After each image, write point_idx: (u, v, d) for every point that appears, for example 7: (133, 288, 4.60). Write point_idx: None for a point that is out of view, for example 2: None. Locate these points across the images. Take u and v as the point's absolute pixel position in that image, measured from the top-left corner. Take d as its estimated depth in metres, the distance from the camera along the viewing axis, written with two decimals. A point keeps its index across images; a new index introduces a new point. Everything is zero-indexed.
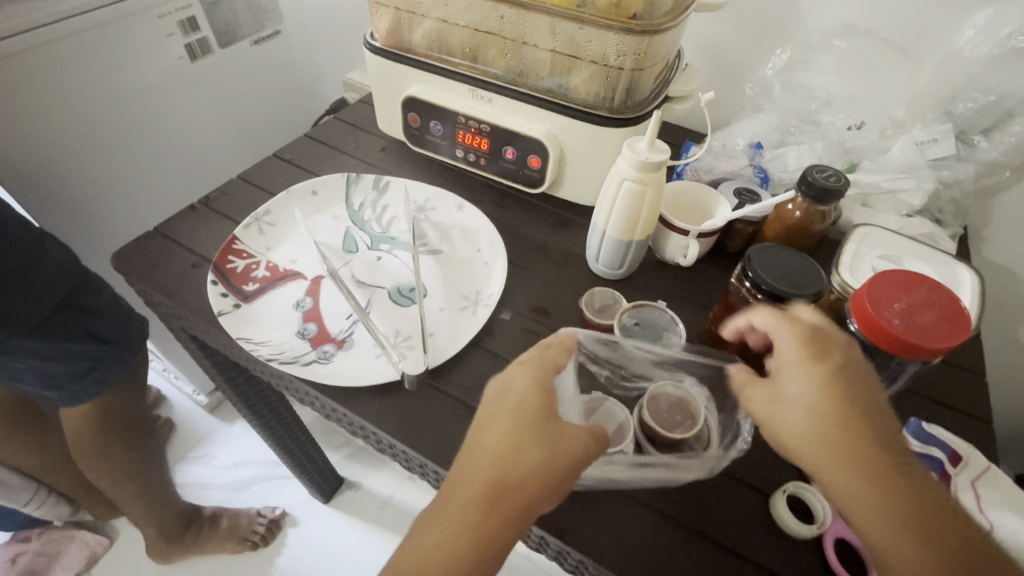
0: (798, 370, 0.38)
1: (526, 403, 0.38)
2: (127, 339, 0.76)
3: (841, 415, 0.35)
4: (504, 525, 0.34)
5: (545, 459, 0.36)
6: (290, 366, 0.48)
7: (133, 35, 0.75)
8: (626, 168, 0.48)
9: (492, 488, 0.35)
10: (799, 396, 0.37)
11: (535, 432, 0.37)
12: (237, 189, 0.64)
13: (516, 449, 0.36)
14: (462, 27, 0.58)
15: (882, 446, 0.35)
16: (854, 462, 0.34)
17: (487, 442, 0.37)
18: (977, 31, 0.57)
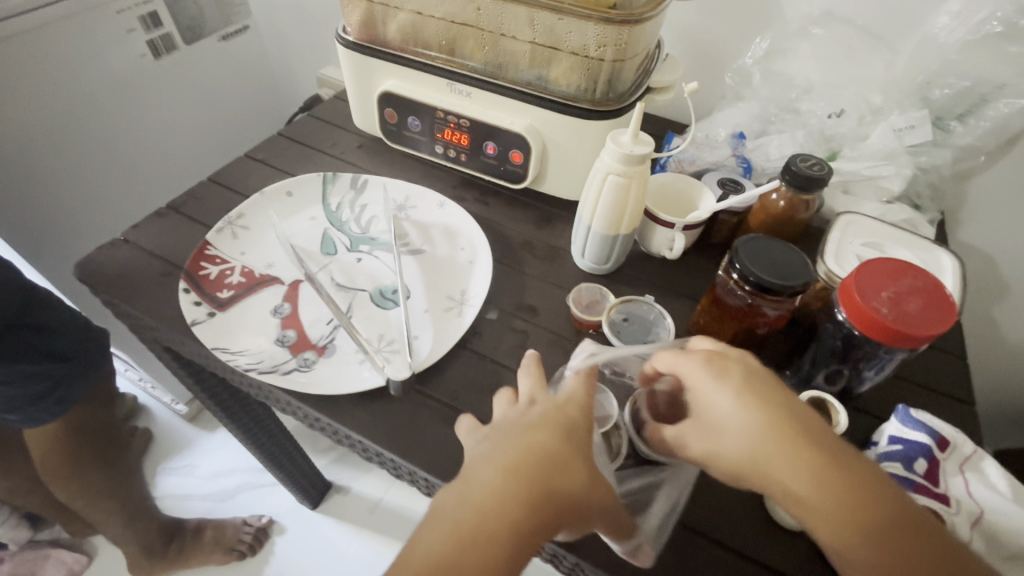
0: (702, 380, 0.37)
1: (540, 452, 0.35)
2: (87, 353, 0.73)
3: (765, 419, 0.35)
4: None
5: (529, 512, 0.32)
6: (270, 375, 0.46)
7: (91, 32, 0.72)
8: (610, 162, 0.48)
9: (484, 538, 0.31)
10: (719, 405, 0.36)
11: (527, 483, 0.33)
12: (208, 192, 0.62)
13: (519, 506, 0.32)
14: (438, 18, 0.56)
15: (810, 436, 0.34)
16: (786, 466, 0.34)
17: (470, 495, 0.33)
18: (951, 17, 0.57)
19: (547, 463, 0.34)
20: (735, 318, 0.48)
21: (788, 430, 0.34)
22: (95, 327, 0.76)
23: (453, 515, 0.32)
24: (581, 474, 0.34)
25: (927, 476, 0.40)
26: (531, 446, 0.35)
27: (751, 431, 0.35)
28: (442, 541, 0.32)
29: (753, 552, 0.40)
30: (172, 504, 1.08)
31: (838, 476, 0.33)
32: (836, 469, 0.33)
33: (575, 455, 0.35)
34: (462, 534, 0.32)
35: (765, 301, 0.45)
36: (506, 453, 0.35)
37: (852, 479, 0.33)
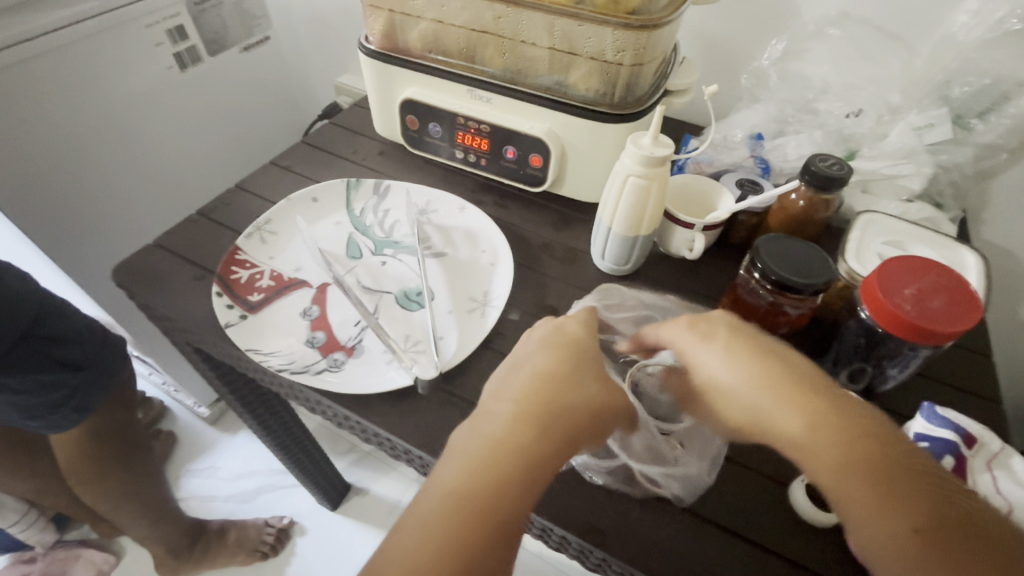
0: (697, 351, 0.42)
1: (547, 372, 0.36)
2: (103, 362, 0.76)
3: (757, 375, 0.39)
4: (499, 488, 0.31)
5: (546, 423, 0.34)
6: (301, 375, 0.47)
7: (121, 45, 0.74)
8: (630, 163, 0.48)
9: (505, 449, 0.32)
10: (720, 371, 0.40)
11: (539, 404, 0.34)
12: (236, 199, 0.64)
13: (534, 421, 0.34)
14: (458, 27, 0.57)
15: (808, 389, 0.37)
16: (782, 416, 0.37)
17: (485, 420, 0.34)
18: (970, 15, 0.57)
19: (558, 382, 0.36)
20: (756, 317, 0.49)
21: (782, 383, 0.38)
22: (111, 333, 0.79)
23: (470, 440, 0.33)
24: (592, 387, 0.36)
25: (955, 473, 0.40)
26: (541, 370, 0.37)
27: (746, 387, 0.39)
28: (465, 464, 0.32)
29: (781, 549, 0.40)
30: (195, 505, 1.10)
31: (835, 420, 0.35)
32: (832, 417, 0.36)
33: (582, 369, 0.37)
34: (485, 454, 0.32)
35: (786, 299, 0.45)
36: (521, 378, 0.37)
37: (848, 423, 0.35)
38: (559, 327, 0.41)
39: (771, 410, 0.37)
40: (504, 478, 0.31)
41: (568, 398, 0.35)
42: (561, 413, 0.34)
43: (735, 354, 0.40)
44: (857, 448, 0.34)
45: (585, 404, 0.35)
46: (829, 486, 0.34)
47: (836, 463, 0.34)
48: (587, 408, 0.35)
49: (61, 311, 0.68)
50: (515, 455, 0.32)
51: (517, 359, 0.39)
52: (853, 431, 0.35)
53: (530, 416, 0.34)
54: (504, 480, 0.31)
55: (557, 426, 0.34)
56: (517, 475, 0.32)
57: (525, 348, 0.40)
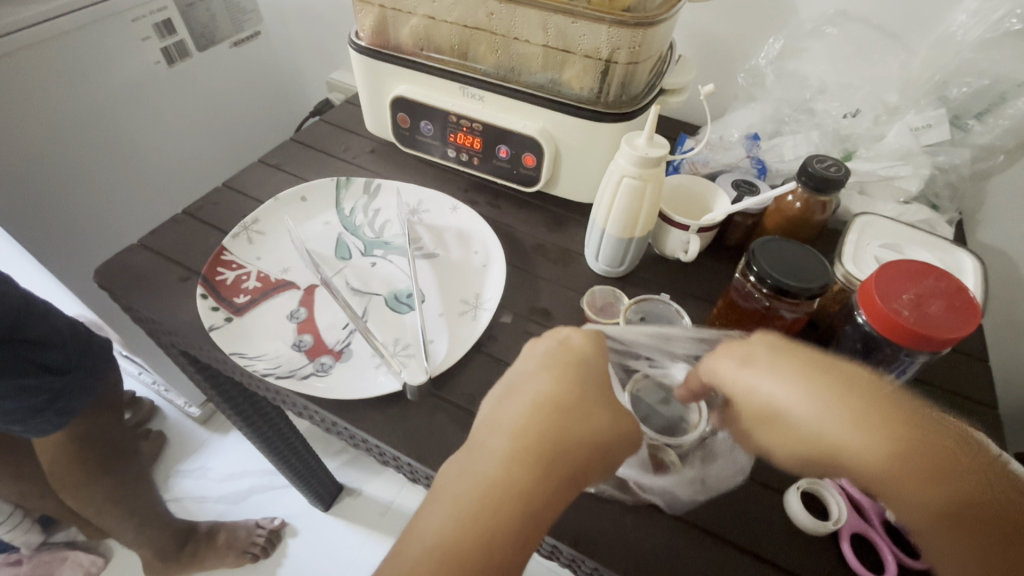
0: (753, 375, 0.36)
1: (548, 401, 0.35)
2: (86, 365, 0.74)
3: (830, 404, 0.34)
4: (499, 535, 0.31)
5: (547, 463, 0.33)
6: (287, 380, 0.46)
7: (106, 40, 0.72)
8: (625, 165, 0.47)
9: (501, 494, 0.32)
10: (789, 398, 0.35)
11: (539, 441, 0.33)
12: (223, 198, 0.62)
13: (534, 459, 0.33)
14: (450, 23, 0.56)
15: (891, 416, 0.33)
16: (868, 453, 0.32)
17: (481, 458, 0.33)
18: (969, 15, 0.56)
19: (561, 413, 0.34)
20: (751, 320, 0.48)
21: (859, 413, 0.33)
22: (97, 335, 0.77)
23: (462, 487, 0.32)
24: (598, 417, 0.35)
25: None
26: (543, 398, 0.35)
27: (817, 421, 0.34)
28: (458, 515, 0.31)
29: (776, 559, 0.40)
30: (185, 506, 1.09)
31: (923, 457, 0.31)
32: (922, 456, 0.31)
33: (587, 400, 0.35)
34: (482, 505, 0.31)
35: (782, 303, 0.44)
36: (524, 407, 0.35)
37: (939, 459, 0.31)
38: (564, 343, 0.38)
39: (848, 447, 0.33)
40: (503, 533, 0.31)
41: (571, 435, 0.33)
42: (563, 453, 0.33)
43: (790, 371, 0.35)
44: (954, 490, 0.30)
45: (590, 441, 0.34)
46: (927, 511, 0.31)
47: (931, 509, 0.31)
48: (592, 444, 0.34)
49: (42, 313, 0.67)
50: (515, 504, 0.31)
51: (519, 381, 0.37)
52: (948, 471, 0.31)
53: (530, 460, 0.33)
54: (502, 535, 0.31)
55: (559, 468, 0.33)
56: (515, 530, 0.31)
57: (526, 367, 0.38)
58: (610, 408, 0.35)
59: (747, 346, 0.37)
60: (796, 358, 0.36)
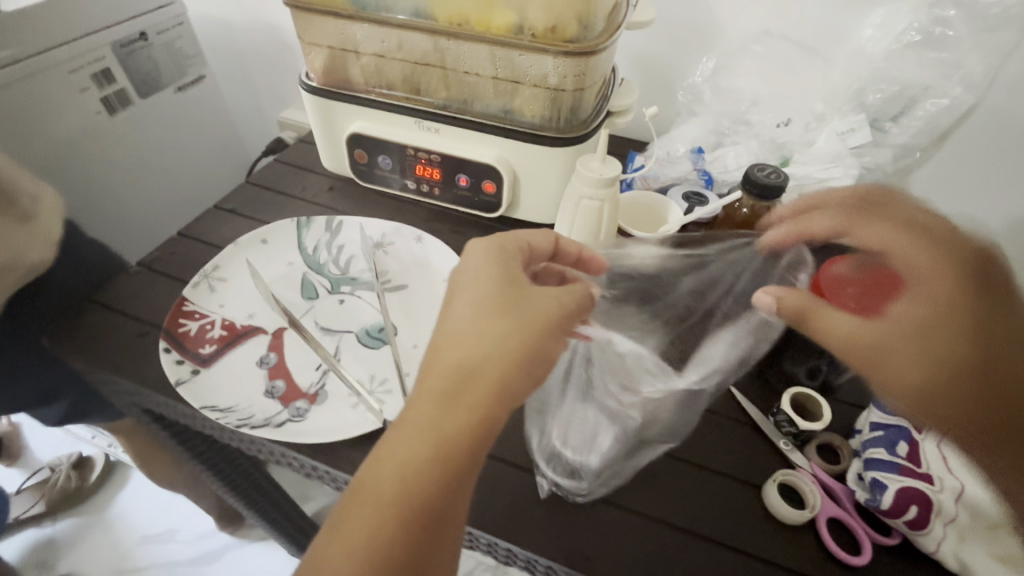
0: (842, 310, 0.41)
1: (453, 335, 0.36)
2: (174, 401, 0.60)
3: (928, 274, 0.40)
4: (435, 475, 0.32)
5: (456, 392, 0.34)
6: (262, 430, 0.45)
7: (42, 94, 0.72)
8: (582, 187, 0.50)
9: (425, 433, 0.33)
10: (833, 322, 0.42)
11: (452, 375, 0.34)
12: (180, 247, 0.61)
13: (449, 396, 0.34)
14: (401, 61, 0.58)
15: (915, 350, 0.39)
16: (955, 369, 0.36)
17: (411, 408, 0.34)
18: (875, 29, 0.63)
19: (462, 342, 0.35)
20: None
21: (947, 277, 0.39)
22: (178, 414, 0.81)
23: (401, 433, 0.34)
24: (500, 330, 0.35)
25: (909, 458, 0.42)
26: (453, 331, 0.36)
27: (895, 340, 0.39)
28: (398, 464, 0.33)
29: (764, 553, 0.41)
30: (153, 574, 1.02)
31: (974, 363, 0.36)
32: (996, 368, 0.35)
33: (490, 322, 0.36)
34: (406, 439, 0.33)
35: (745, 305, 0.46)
36: (443, 342, 0.36)
37: (994, 372, 0.35)
38: (471, 273, 0.39)
39: (937, 393, 0.37)
40: (432, 463, 0.33)
41: (475, 357, 0.35)
42: (471, 374, 0.34)
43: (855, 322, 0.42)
44: (1011, 394, 0.34)
45: (495, 357, 0.35)
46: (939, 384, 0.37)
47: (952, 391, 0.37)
48: (504, 361, 0.35)
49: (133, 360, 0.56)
50: (440, 433, 0.33)
51: (442, 317, 0.37)
52: (996, 370, 0.35)
53: (443, 390, 0.34)
54: (425, 464, 0.33)
55: (472, 391, 0.34)
56: (439, 464, 0.33)
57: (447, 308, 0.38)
58: (511, 315, 0.36)
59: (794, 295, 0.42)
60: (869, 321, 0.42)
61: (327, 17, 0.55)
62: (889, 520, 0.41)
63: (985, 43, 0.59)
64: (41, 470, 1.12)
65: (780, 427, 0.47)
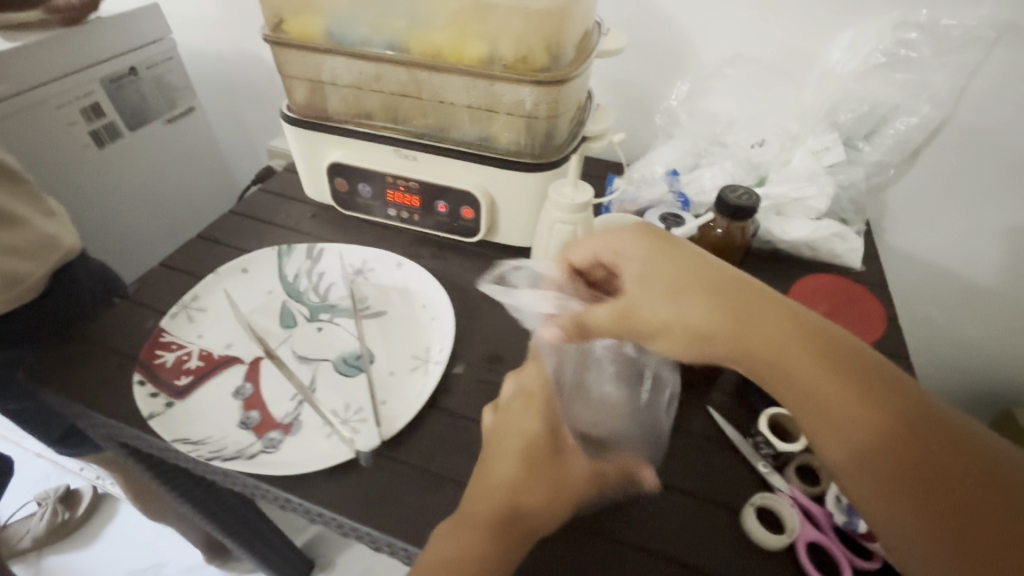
0: (703, 293, 0.37)
1: (525, 434, 0.41)
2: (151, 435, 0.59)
3: (796, 351, 0.34)
4: (505, 562, 0.36)
5: (524, 487, 0.38)
6: (235, 462, 0.44)
7: (31, 128, 0.74)
8: (555, 212, 0.50)
9: (487, 527, 0.37)
10: (752, 338, 0.35)
11: (532, 468, 0.39)
12: (160, 277, 0.61)
13: (513, 494, 0.38)
14: (379, 92, 0.59)
15: (821, 355, 0.33)
16: (876, 439, 0.30)
17: (479, 502, 0.38)
18: (842, 52, 0.64)
19: (542, 447, 0.40)
20: None
21: (829, 373, 0.32)
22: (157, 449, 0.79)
23: (463, 526, 0.37)
24: (560, 443, 0.40)
25: None
26: (525, 433, 0.41)
27: (781, 335, 0.34)
28: (454, 552, 0.36)
29: None
30: None
31: (911, 421, 0.30)
32: (900, 394, 0.31)
33: (558, 436, 0.41)
34: (465, 530, 0.37)
35: None
36: (513, 440, 0.41)
37: (933, 434, 0.29)
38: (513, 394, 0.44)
39: (816, 394, 0.32)
40: (501, 556, 0.36)
41: (537, 463, 0.39)
42: (542, 475, 0.39)
43: (680, 294, 0.38)
44: (965, 511, 0.27)
45: (561, 472, 0.39)
46: (812, 400, 0.33)
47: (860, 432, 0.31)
48: (559, 475, 0.39)
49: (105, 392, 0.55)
50: (501, 529, 0.37)
51: (503, 426, 0.42)
52: (951, 442, 0.29)
53: (505, 497, 0.38)
54: (482, 561, 0.35)
55: (535, 496, 0.38)
56: (498, 558, 0.36)
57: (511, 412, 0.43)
58: (548, 435, 0.41)
59: (640, 254, 0.40)
60: (771, 313, 0.36)
61: (306, 51, 0.57)
62: (868, 542, 0.40)
63: (948, 63, 0.60)
64: (26, 505, 1.10)
65: (759, 448, 0.47)
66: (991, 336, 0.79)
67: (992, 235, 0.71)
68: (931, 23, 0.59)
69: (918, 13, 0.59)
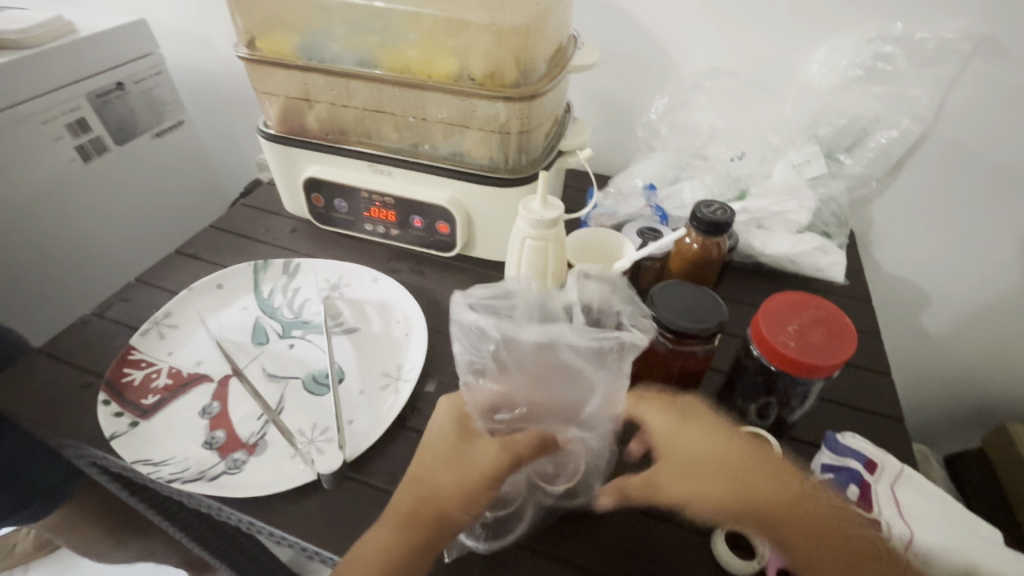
0: (708, 461, 0.41)
1: (445, 433, 0.43)
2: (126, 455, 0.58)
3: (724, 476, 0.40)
4: (418, 546, 0.38)
5: (443, 479, 0.41)
6: (195, 483, 0.44)
7: (16, 144, 0.74)
8: (525, 227, 0.50)
9: (407, 517, 0.39)
10: (698, 478, 0.41)
11: (450, 457, 0.42)
12: (135, 294, 0.61)
13: (434, 487, 0.40)
14: (353, 108, 0.59)
15: (780, 493, 0.39)
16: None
17: (403, 495, 0.40)
18: (820, 65, 0.64)
19: (462, 443, 0.42)
20: (659, 365, 0.48)
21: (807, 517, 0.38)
22: None
23: (387, 518, 0.39)
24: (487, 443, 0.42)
25: (860, 503, 0.41)
26: (448, 432, 0.43)
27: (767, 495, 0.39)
28: (377, 542, 0.38)
29: None
30: None
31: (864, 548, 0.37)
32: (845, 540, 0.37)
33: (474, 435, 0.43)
34: (385, 523, 0.39)
35: (689, 346, 0.45)
36: (439, 438, 0.43)
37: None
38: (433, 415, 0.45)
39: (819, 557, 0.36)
40: (414, 544, 0.38)
41: (455, 457, 0.41)
42: (461, 467, 0.41)
43: (706, 454, 0.41)
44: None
45: (483, 465, 0.41)
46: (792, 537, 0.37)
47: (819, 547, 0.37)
48: (485, 469, 0.41)
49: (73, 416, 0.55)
50: (416, 520, 0.39)
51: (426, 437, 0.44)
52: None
53: (419, 491, 0.40)
54: (392, 550, 0.37)
55: (450, 488, 0.40)
56: (415, 543, 0.38)
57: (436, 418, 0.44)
58: (465, 424, 0.43)
59: (664, 419, 0.44)
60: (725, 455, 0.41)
61: (279, 68, 0.57)
62: None
63: (926, 76, 0.60)
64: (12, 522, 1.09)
65: None
66: (982, 350, 0.78)
67: (978, 247, 0.70)
68: (906, 37, 0.59)
69: (892, 27, 0.59)
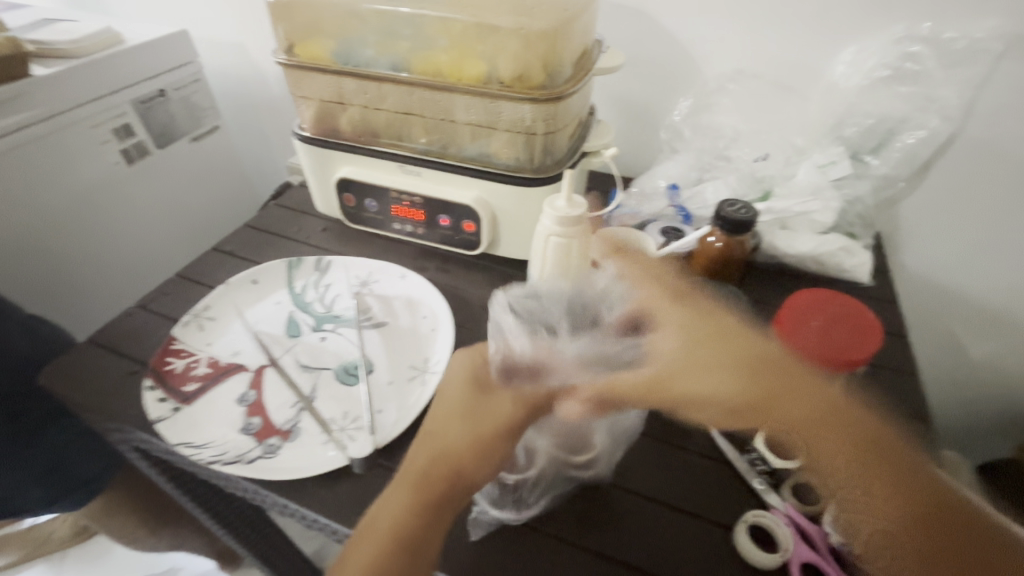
0: (746, 381, 0.37)
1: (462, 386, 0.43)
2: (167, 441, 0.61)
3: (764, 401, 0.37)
4: (429, 509, 0.38)
5: (461, 432, 0.40)
6: (234, 466, 0.46)
7: (66, 147, 0.78)
8: (550, 225, 0.51)
9: (421, 481, 0.38)
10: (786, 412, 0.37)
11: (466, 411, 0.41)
12: (177, 288, 0.64)
13: (452, 442, 0.40)
14: (384, 111, 0.61)
15: (803, 407, 0.37)
16: (896, 527, 0.34)
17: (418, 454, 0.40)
18: (846, 66, 0.64)
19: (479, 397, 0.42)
20: None
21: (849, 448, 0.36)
22: None
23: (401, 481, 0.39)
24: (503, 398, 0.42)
25: None
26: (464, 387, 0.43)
27: (813, 422, 0.36)
28: (391, 508, 0.38)
29: None
30: None
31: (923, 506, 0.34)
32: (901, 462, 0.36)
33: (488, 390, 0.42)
34: (400, 489, 0.38)
35: None
36: (455, 392, 0.43)
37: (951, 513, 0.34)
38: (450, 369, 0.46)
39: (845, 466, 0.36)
40: (427, 506, 0.38)
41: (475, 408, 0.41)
42: (481, 418, 0.41)
43: (720, 367, 0.38)
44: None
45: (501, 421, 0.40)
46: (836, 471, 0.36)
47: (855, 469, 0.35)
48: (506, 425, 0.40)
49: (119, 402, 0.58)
50: (430, 483, 0.38)
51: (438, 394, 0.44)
52: (964, 525, 0.34)
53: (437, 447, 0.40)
54: (405, 516, 0.37)
55: (468, 442, 0.39)
56: (429, 506, 0.38)
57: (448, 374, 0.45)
58: (479, 378, 0.43)
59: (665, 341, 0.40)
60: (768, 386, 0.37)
61: (315, 73, 0.59)
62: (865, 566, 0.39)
63: (955, 76, 0.60)
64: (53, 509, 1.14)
65: (755, 465, 0.46)
66: (1015, 356, 0.76)
67: (1010, 250, 0.68)
68: (934, 37, 0.59)
69: (920, 27, 0.59)
